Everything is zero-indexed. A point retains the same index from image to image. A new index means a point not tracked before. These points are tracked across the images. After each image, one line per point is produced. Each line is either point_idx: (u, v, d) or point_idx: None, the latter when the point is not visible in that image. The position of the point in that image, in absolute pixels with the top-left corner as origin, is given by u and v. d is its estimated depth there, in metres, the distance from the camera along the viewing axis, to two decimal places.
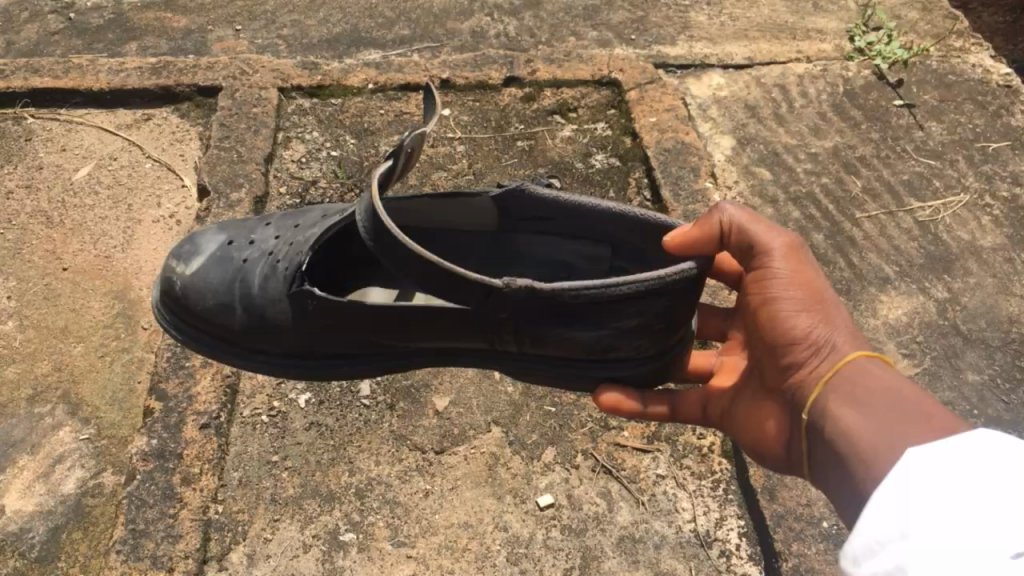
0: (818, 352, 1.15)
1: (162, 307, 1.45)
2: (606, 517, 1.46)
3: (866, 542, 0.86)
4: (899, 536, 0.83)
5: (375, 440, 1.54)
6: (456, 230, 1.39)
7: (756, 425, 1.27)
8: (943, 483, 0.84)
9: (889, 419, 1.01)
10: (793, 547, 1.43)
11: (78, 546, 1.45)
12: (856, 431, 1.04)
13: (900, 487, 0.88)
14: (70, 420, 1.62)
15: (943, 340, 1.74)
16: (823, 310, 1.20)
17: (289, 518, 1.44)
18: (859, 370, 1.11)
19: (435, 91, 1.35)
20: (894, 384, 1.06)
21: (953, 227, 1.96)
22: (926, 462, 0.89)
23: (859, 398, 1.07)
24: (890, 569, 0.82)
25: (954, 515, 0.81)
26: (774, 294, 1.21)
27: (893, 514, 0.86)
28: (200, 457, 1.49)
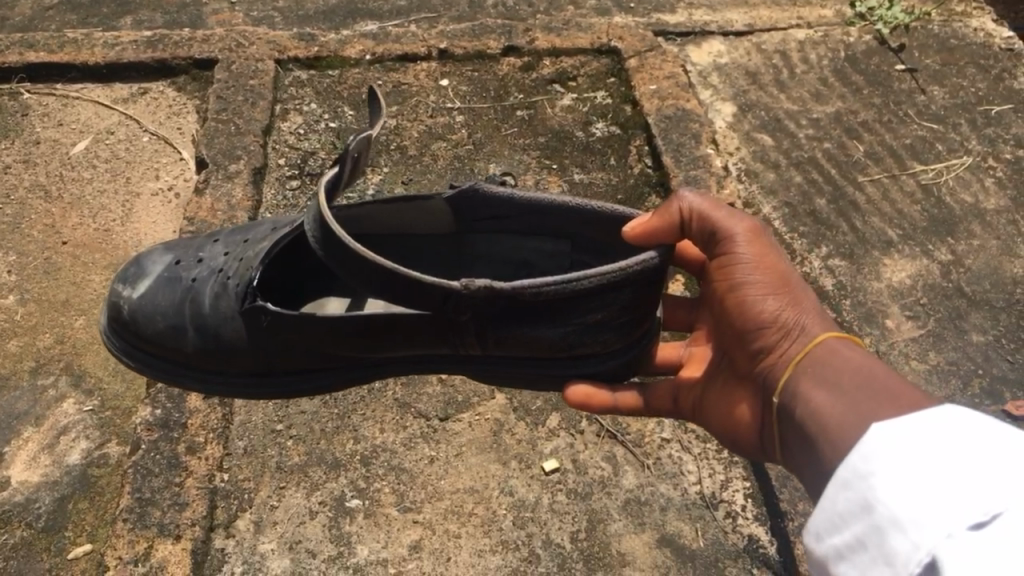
0: (788, 335, 1.13)
1: (110, 333, 1.43)
2: (612, 480, 1.46)
3: (829, 517, 0.86)
4: (862, 509, 0.83)
5: (380, 408, 1.54)
6: (411, 233, 1.37)
7: (730, 413, 1.24)
8: (906, 453, 0.83)
9: (856, 397, 0.97)
10: (800, 507, 1.43)
11: (85, 516, 1.45)
12: (824, 411, 1.00)
13: (860, 457, 0.86)
14: (73, 391, 1.61)
15: (948, 302, 1.73)
16: (792, 293, 1.17)
17: (295, 485, 1.45)
18: (828, 351, 1.07)
19: (379, 93, 1.31)
20: (862, 362, 1.03)
21: (956, 190, 1.95)
22: (891, 434, 0.85)
23: (828, 378, 1.03)
24: (855, 542, 0.83)
25: (916, 483, 0.80)
26: (741, 279, 1.19)
27: (855, 487, 0.85)
28: (204, 426, 1.49)
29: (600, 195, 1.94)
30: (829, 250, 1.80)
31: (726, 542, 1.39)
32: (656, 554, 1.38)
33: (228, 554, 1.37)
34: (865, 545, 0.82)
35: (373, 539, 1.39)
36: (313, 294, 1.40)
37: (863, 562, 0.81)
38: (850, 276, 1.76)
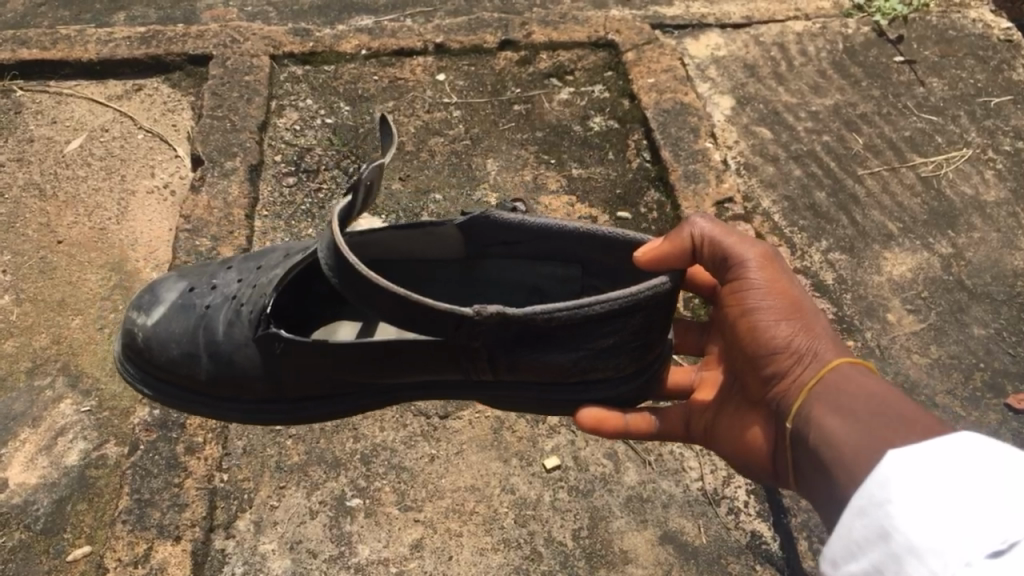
0: (801, 360, 1.12)
1: (125, 359, 1.43)
2: (614, 477, 1.45)
3: (846, 545, 0.85)
4: (879, 536, 0.82)
5: (379, 407, 1.54)
6: (423, 258, 1.36)
7: (743, 437, 1.24)
8: (926, 481, 0.82)
9: (870, 425, 0.96)
10: (802, 503, 1.42)
11: (84, 518, 1.43)
12: (838, 439, 0.99)
13: (878, 484, 0.85)
14: (71, 392, 1.60)
15: (949, 295, 1.73)
16: (803, 317, 1.16)
17: (295, 485, 1.44)
18: (841, 377, 1.07)
19: (392, 118, 1.28)
20: (877, 389, 1.02)
21: (956, 183, 1.95)
22: (910, 464, 0.85)
23: (839, 404, 1.03)
24: (871, 570, 0.82)
25: (935, 511, 0.79)
26: (752, 303, 1.18)
27: (873, 514, 0.84)
28: (203, 426, 1.48)
29: (599, 189, 1.93)
30: (829, 244, 1.80)
31: (729, 538, 1.38)
32: (659, 551, 1.37)
33: (228, 555, 1.36)
34: (882, 573, 0.80)
35: (375, 539, 1.38)
36: (326, 319, 1.39)
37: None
38: (851, 270, 1.75)
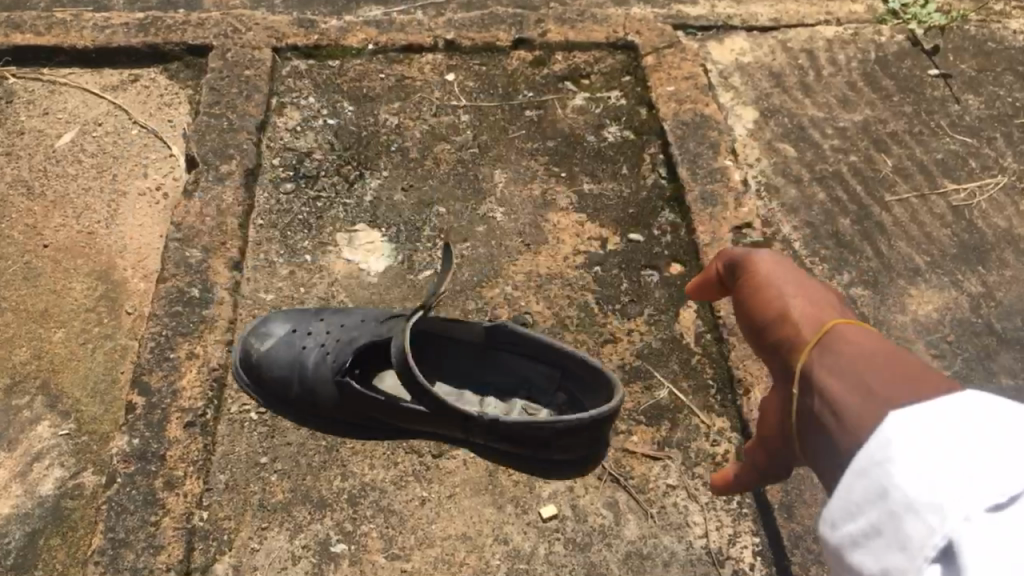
0: (803, 322, 1.00)
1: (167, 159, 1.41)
2: (613, 530, 1.38)
3: (844, 506, 0.79)
4: (876, 496, 0.76)
5: (369, 441, 1.47)
6: (458, 337, 1.51)
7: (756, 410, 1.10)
8: (926, 437, 0.75)
9: (873, 384, 0.85)
10: (812, 572, 1.35)
11: (56, 554, 1.40)
12: (839, 397, 0.88)
13: (875, 441, 0.78)
14: (49, 414, 1.56)
15: (976, 340, 1.63)
16: (810, 287, 1.05)
17: (278, 526, 1.38)
18: (846, 335, 0.94)
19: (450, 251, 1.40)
20: (881, 348, 0.90)
21: (989, 213, 1.84)
22: (911, 418, 0.77)
23: (837, 362, 0.91)
24: (869, 528, 0.76)
25: (934, 467, 0.73)
26: (757, 273, 1.09)
27: (869, 473, 0.77)
28: (184, 459, 1.42)
29: (611, 208, 1.83)
30: (851, 277, 1.70)
31: None
32: None
33: None
34: (880, 532, 0.75)
35: None
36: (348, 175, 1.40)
37: (880, 549, 0.75)
38: (873, 307, 1.66)
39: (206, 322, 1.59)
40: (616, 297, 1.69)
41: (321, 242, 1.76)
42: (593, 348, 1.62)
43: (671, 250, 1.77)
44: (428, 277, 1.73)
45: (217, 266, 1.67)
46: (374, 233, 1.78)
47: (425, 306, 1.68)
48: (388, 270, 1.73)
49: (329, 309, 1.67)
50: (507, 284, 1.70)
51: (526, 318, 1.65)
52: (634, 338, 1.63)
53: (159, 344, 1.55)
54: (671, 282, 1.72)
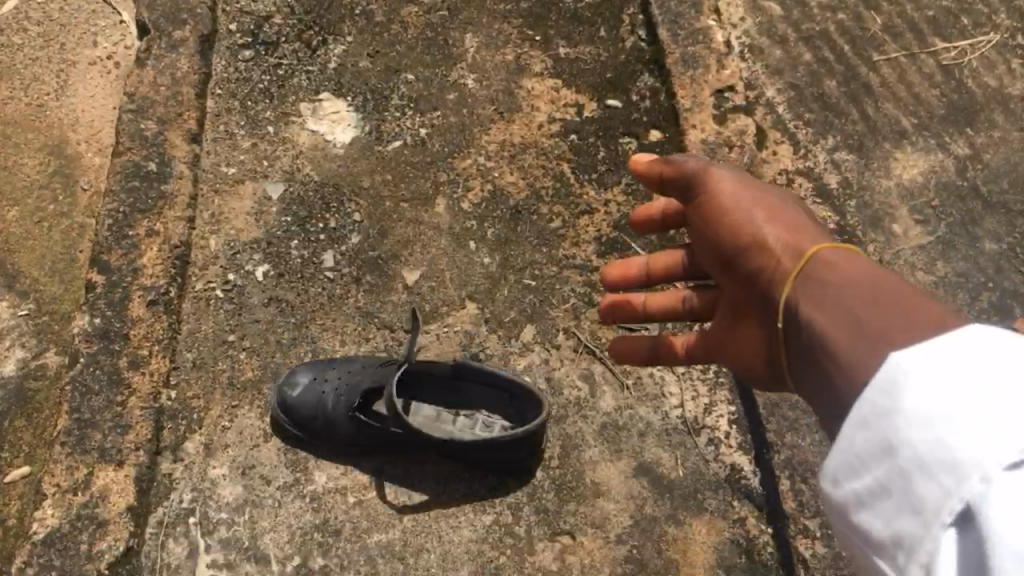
0: (779, 248, 0.97)
1: None
2: (589, 402, 1.37)
3: (847, 461, 0.73)
4: (884, 452, 0.69)
5: (340, 318, 1.45)
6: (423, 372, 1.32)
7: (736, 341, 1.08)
8: (936, 381, 0.68)
9: (858, 313, 0.80)
10: (785, 439, 1.31)
11: (22, 435, 1.48)
12: (825, 334, 0.83)
13: (880, 388, 0.71)
14: (8, 295, 1.59)
15: (961, 204, 1.59)
16: (778, 211, 1.04)
17: (248, 404, 1.35)
18: (827, 260, 0.90)
19: None
20: (861, 271, 0.86)
21: (980, 72, 1.76)
22: (915, 359, 0.70)
23: (820, 293, 0.87)
24: (876, 488, 0.70)
25: (947, 419, 0.66)
26: (722, 197, 1.06)
27: (876, 426, 0.70)
28: (148, 338, 1.39)
29: (587, 73, 1.74)
30: (836, 141, 1.64)
31: (707, 472, 1.31)
32: (633, 484, 1.30)
33: (175, 481, 1.28)
34: (889, 493, 0.69)
35: (332, 466, 1.30)
36: None
37: (888, 511, 0.69)
38: (857, 173, 1.61)
39: (165, 199, 1.53)
40: (592, 166, 1.63)
41: (284, 112, 1.67)
42: (568, 220, 1.57)
43: (650, 116, 1.69)
44: (397, 148, 1.64)
45: (174, 139, 1.59)
46: (339, 102, 1.69)
47: (394, 181, 1.60)
48: (355, 141, 1.64)
49: (294, 184, 1.58)
50: (479, 154, 1.63)
51: (499, 190, 1.59)
52: (611, 209, 1.58)
53: (118, 221, 1.49)
54: (649, 150, 1.66)
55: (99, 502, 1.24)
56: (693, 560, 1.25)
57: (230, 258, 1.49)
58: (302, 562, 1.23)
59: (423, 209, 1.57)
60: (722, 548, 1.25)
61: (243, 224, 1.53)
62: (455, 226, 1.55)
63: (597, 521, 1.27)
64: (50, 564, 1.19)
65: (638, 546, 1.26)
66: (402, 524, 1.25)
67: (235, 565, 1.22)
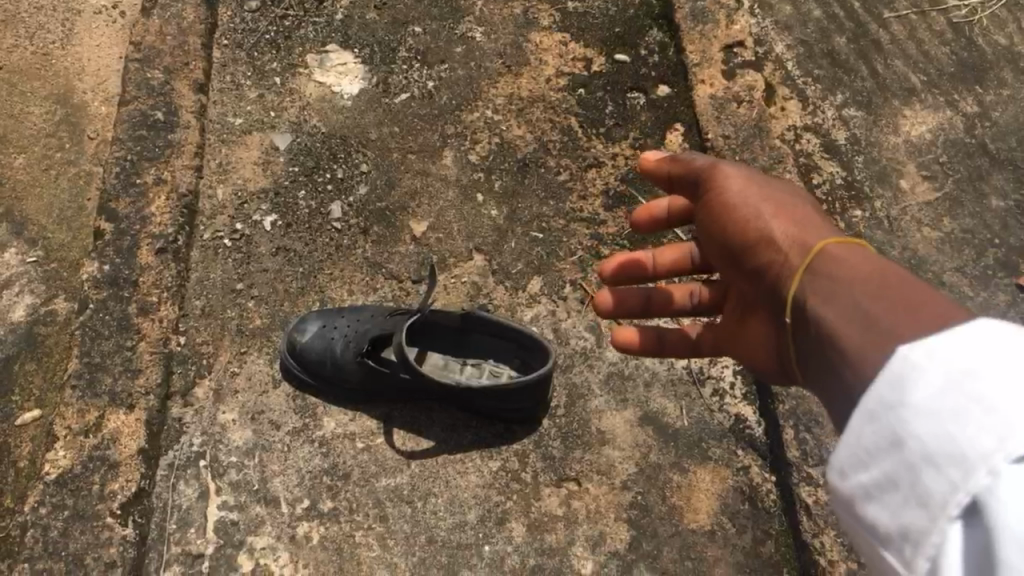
0: (785, 243, 0.91)
1: None
2: (595, 352, 1.38)
3: (852, 453, 0.66)
4: (890, 444, 0.63)
5: (348, 268, 1.45)
6: (430, 321, 1.33)
7: (745, 338, 1.03)
8: (945, 371, 0.61)
9: (866, 308, 0.74)
10: (792, 389, 1.31)
11: (32, 379, 1.52)
12: (832, 331, 0.77)
13: (886, 377, 0.64)
14: (16, 240, 1.65)
15: (969, 161, 1.59)
16: (788, 205, 0.97)
17: (257, 350, 1.36)
18: (832, 253, 0.84)
19: None
20: (871, 266, 0.79)
21: (990, 31, 1.75)
22: (926, 349, 0.64)
23: (828, 288, 0.80)
24: (882, 480, 0.63)
25: (957, 408, 0.59)
26: (728, 192, 1.01)
27: (883, 417, 0.64)
28: (157, 285, 1.39)
29: (595, 27, 1.73)
30: (845, 98, 1.64)
31: (711, 422, 1.32)
32: (638, 432, 1.31)
33: (185, 424, 1.29)
34: (895, 486, 0.62)
35: (340, 412, 1.32)
36: None
37: (894, 506, 0.62)
38: (866, 129, 1.61)
39: (173, 146, 1.52)
40: (600, 120, 1.63)
41: (290, 64, 1.66)
42: (575, 173, 1.57)
43: (659, 71, 1.68)
44: (405, 101, 1.63)
45: (181, 88, 1.59)
46: (346, 54, 1.68)
47: (401, 133, 1.59)
48: (362, 93, 1.64)
49: (301, 135, 1.58)
50: (487, 108, 1.63)
51: (507, 143, 1.59)
52: (618, 163, 1.58)
53: (125, 169, 1.48)
54: (657, 105, 1.65)
55: (111, 444, 1.25)
56: (697, 507, 1.26)
57: (238, 208, 1.49)
58: (311, 505, 1.24)
59: (430, 161, 1.56)
60: (726, 495, 1.27)
61: (250, 173, 1.53)
62: (462, 178, 1.55)
63: (603, 468, 1.28)
64: (63, 504, 1.20)
65: (642, 493, 1.26)
66: (410, 469, 1.27)
67: (246, 507, 1.23)
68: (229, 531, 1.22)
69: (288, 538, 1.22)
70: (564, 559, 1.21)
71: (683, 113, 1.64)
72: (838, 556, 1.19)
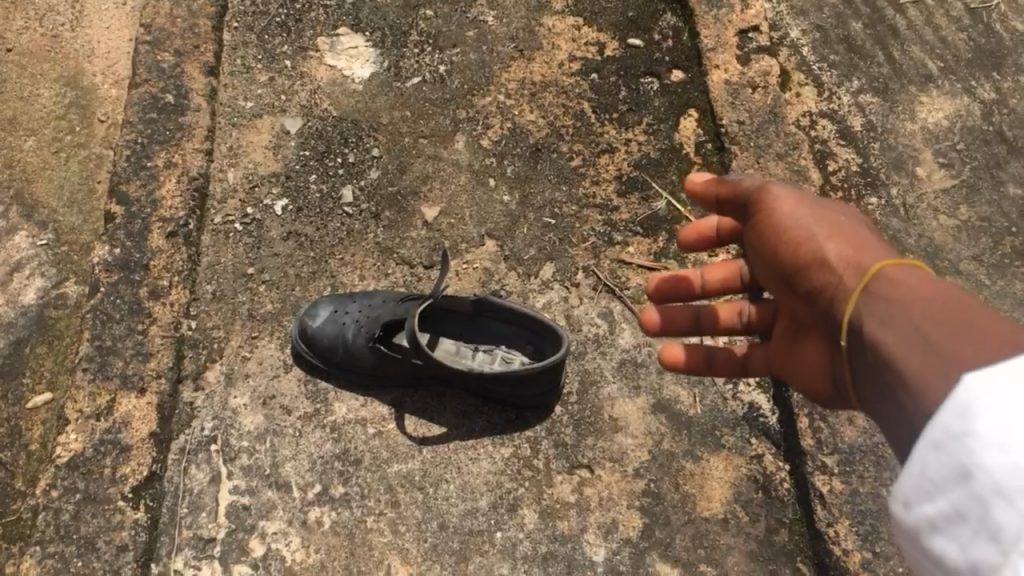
0: (840, 265, 0.90)
1: None
2: (608, 339, 1.37)
3: (919, 483, 0.67)
4: (958, 475, 0.64)
5: (359, 253, 1.45)
6: (442, 307, 1.33)
7: (798, 357, 1.04)
8: (1014, 405, 0.62)
9: (927, 333, 0.74)
10: None
11: (43, 362, 1.52)
12: (892, 356, 0.76)
13: (952, 407, 0.65)
14: (26, 223, 1.65)
15: (986, 148, 1.58)
16: (840, 223, 0.96)
17: (268, 335, 1.36)
18: (890, 274, 0.83)
19: None
20: (936, 292, 0.78)
21: (1008, 16, 1.73)
22: (993, 379, 0.64)
23: (889, 314, 0.79)
24: (951, 512, 0.64)
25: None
26: (778, 212, 0.98)
27: (949, 448, 0.65)
28: (168, 269, 1.38)
29: (608, 11, 1.72)
30: (861, 84, 1.62)
31: (724, 409, 1.31)
32: (651, 420, 1.30)
33: (197, 408, 1.29)
34: (963, 518, 0.63)
35: (351, 398, 1.31)
36: None
37: (963, 538, 0.63)
38: (881, 115, 1.59)
39: (183, 129, 1.51)
40: (613, 106, 1.61)
41: (301, 47, 1.65)
42: (588, 159, 1.55)
43: (672, 56, 1.67)
44: (416, 85, 1.62)
45: (191, 71, 1.57)
46: (357, 37, 1.67)
47: (413, 118, 1.58)
48: (374, 77, 1.63)
49: (312, 119, 1.57)
50: (499, 92, 1.61)
51: (519, 128, 1.58)
52: (632, 149, 1.57)
53: (136, 152, 1.47)
54: (671, 90, 1.63)
55: (122, 428, 1.24)
56: (710, 495, 1.25)
57: (248, 192, 1.48)
58: (322, 490, 1.23)
59: (442, 146, 1.55)
60: (739, 484, 1.26)
61: (261, 157, 1.52)
62: (474, 162, 1.54)
63: (615, 455, 1.27)
64: (75, 487, 1.20)
65: (655, 480, 1.26)
66: (421, 455, 1.26)
67: (257, 491, 1.23)
68: (241, 516, 1.22)
69: (300, 523, 1.21)
70: (577, 546, 1.21)
71: (697, 98, 1.62)
72: (853, 545, 1.18)
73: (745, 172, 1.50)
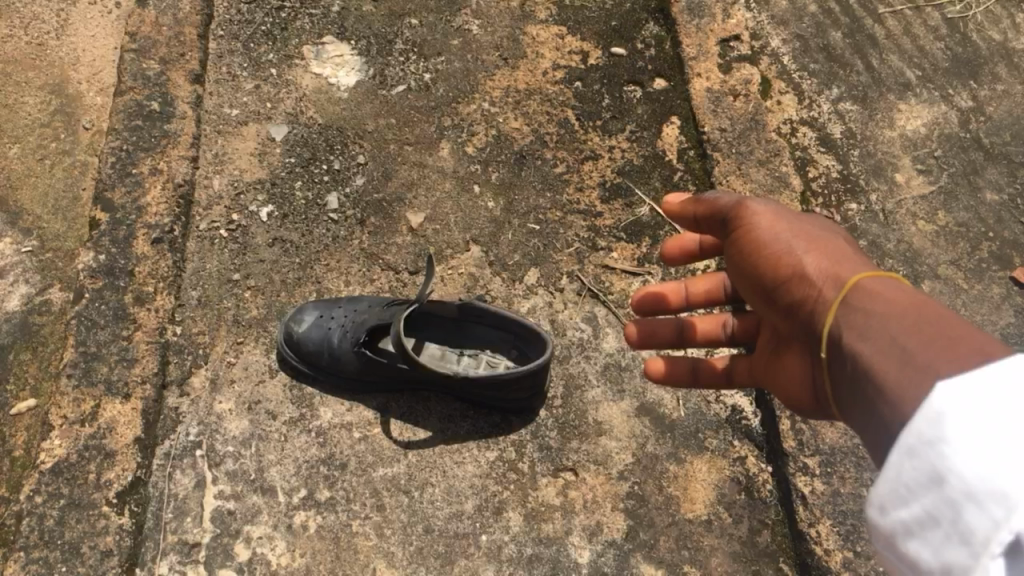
0: (819, 278, 0.91)
1: None
2: (592, 343, 1.38)
3: (893, 488, 0.67)
4: (930, 480, 0.64)
5: (344, 259, 1.45)
6: (431, 312, 1.33)
7: (781, 371, 1.05)
8: (984, 412, 0.63)
9: (903, 343, 0.75)
10: None
11: (28, 367, 1.51)
12: (870, 367, 0.77)
13: (922, 414, 0.66)
14: (11, 231, 1.65)
15: (963, 155, 1.60)
16: (818, 237, 0.97)
17: (254, 340, 1.36)
18: (867, 287, 0.85)
19: None
20: (911, 304, 0.79)
21: (984, 26, 1.76)
22: (961, 387, 0.65)
23: (868, 325, 0.80)
24: (924, 516, 0.65)
25: (998, 446, 0.61)
26: (757, 228, 0.99)
27: (922, 454, 0.65)
28: (153, 275, 1.38)
29: (591, 20, 1.74)
30: (840, 92, 1.64)
31: (707, 413, 1.32)
32: (634, 423, 1.31)
33: (182, 414, 1.29)
34: (937, 522, 0.64)
35: (336, 402, 1.32)
36: None
37: (937, 542, 0.64)
38: (861, 122, 1.61)
39: (169, 137, 1.52)
40: (596, 113, 1.63)
41: (287, 55, 1.66)
42: (572, 165, 1.57)
43: (655, 65, 1.69)
44: (402, 92, 1.63)
45: (176, 78, 1.58)
46: (342, 45, 1.68)
47: (398, 125, 1.59)
48: (359, 85, 1.63)
49: (297, 126, 1.58)
50: (484, 100, 1.62)
51: (504, 135, 1.59)
52: (616, 155, 1.58)
53: (121, 159, 1.48)
54: (654, 97, 1.65)
55: (107, 433, 1.24)
56: (694, 497, 1.26)
57: (234, 199, 1.49)
58: (308, 494, 1.24)
59: (428, 153, 1.56)
60: (722, 485, 1.27)
61: (246, 164, 1.52)
62: (459, 169, 1.55)
63: (600, 458, 1.28)
64: (59, 493, 1.20)
65: (639, 483, 1.27)
66: (407, 459, 1.27)
67: (242, 496, 1.23)
68: (226, 520, 1.21)
69: (285, 527, 1.21)
70: (562, 548, 1.22)
71: (680, 106, 1.64)
72: (834, 545, 1.19)
73: (727, 178, 1.52)
